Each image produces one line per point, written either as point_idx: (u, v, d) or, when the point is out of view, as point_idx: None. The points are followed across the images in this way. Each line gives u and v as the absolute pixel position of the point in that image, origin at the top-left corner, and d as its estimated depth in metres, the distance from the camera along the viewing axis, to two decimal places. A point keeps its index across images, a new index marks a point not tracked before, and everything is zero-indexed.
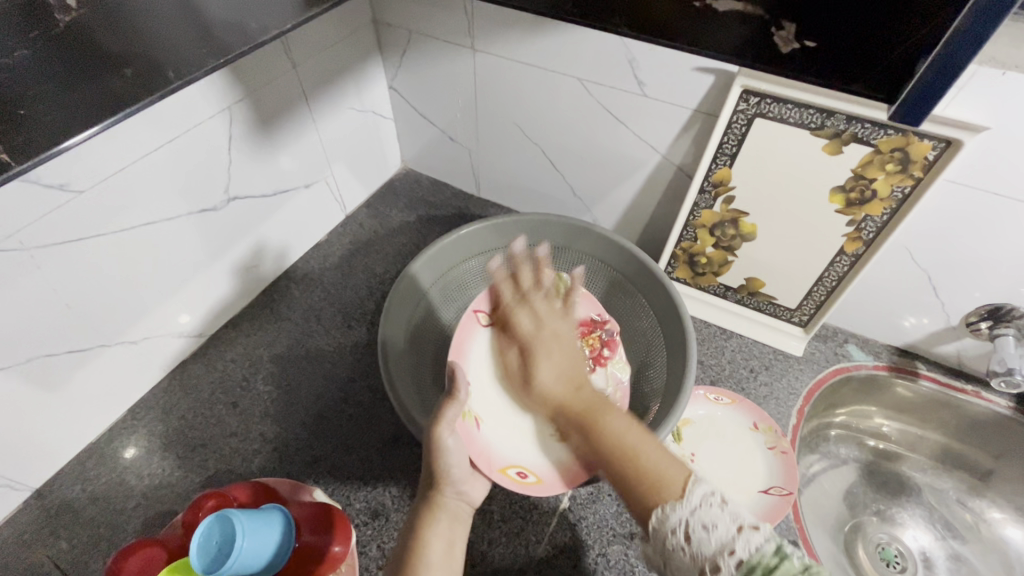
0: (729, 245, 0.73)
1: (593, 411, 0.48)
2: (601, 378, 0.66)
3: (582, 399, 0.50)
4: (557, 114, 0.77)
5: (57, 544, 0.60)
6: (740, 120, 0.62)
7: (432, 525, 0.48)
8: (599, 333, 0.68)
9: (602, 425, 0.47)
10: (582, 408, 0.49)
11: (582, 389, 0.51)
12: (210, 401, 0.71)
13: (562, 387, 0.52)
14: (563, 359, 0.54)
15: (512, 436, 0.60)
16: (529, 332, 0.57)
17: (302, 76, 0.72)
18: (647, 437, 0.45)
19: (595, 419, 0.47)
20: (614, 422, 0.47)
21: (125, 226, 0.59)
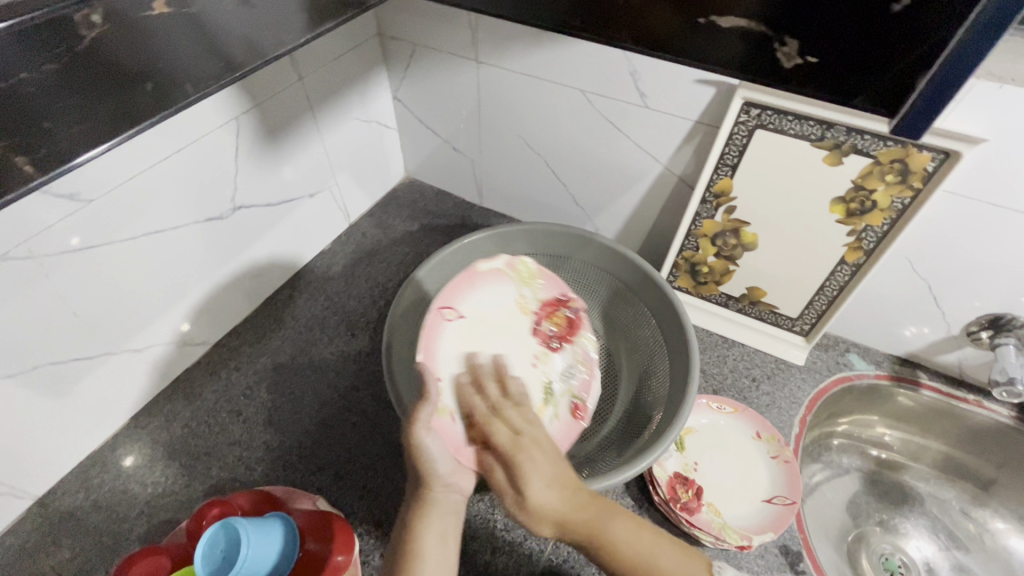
0: (731, 254, 0.74)
1: (597, 513, 0.50)
2: (569, 358, 0.66)
3: (585, 514, 0.50)
4: (559, 125, 0.78)
5: (60, 553, 0.60)
6: (741, 132, 0.63)
7: (424, 523, 0.50)
8: (566, 311, 0.67)
9: (610, 539, 0.48)
10: (589, 518, 0.49)
11: (580, 496, 0.51)
12: (214, 409, 0.71)
13: (562, 504, 0.50)
14: (549, 467, 0.52)
15: None
16: (509, 443, 0.53)
17: (308, 87, 0.73)
18: (660, 543, 0.49)
19: (602, 529, 0.49)
20: (620, 530, 0.49)
21: (133, 235, 0.59)
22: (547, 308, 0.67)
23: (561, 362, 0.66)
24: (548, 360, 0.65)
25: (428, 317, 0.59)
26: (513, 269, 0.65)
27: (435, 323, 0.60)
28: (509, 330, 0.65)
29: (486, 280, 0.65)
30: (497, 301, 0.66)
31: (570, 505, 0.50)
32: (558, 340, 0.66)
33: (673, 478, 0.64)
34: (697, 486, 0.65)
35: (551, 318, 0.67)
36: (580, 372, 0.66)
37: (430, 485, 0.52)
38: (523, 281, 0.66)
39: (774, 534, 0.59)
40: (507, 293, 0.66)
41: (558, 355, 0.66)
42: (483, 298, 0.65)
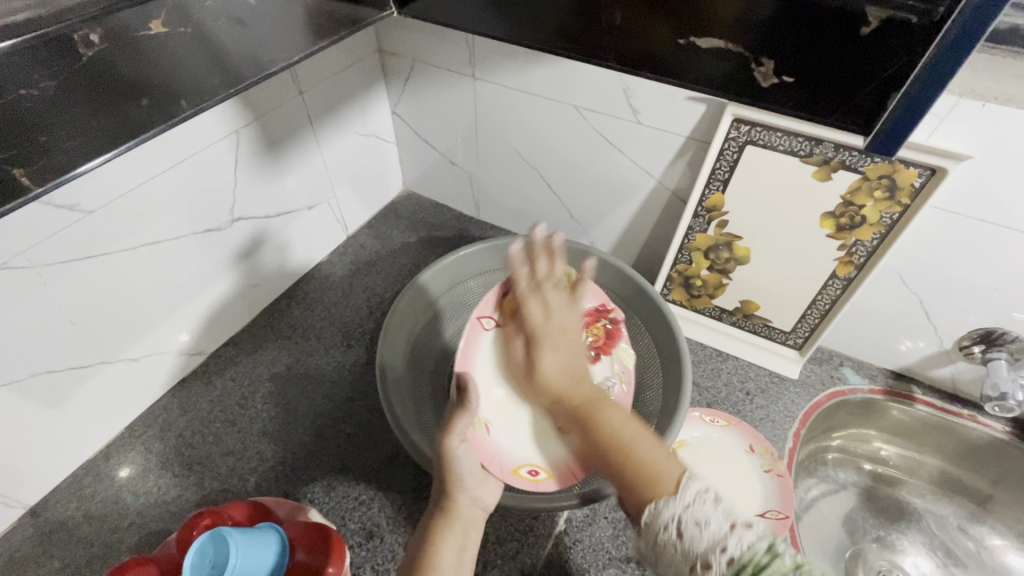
0: (724, 268, 0.75)
1: (592, 399, 0.49)
2: (605, 369, 0.66)
3: (584, 394, 0.50)
4: (554, 140, 0.79)
5: (50, 562, 0.59)
6: (731, 148, 0.64)
7: (444, 538, 0.48)
8: (604, 322, 0.70)
9: (598, 421, 0.47)
10: (588, 398, 0.49)
11: (585, 382, 0.51)
12: (209, 419, 0.71)
13: (566, 387, 0.51)
14: (568, 352, 0.53)
15: (517, 434, 0.61)
16: (538, 323, 0.54)
17: (308, 102, 0.75)
18: (645, 435, 0.45)
19: (591, 410, 0.48)
20: (613, 416, 0.48)
21: (132, 245, 0.60)
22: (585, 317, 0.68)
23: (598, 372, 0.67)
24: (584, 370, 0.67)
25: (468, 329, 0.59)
26: None
27: (475, 334, 0.60)
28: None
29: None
30: None
31: (579, 386, 0.50)
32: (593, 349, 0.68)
33: None
34: None
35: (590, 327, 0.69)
36: (616, 385, 0.66)
37: (452, 494, 0.50)
38: None
39: None
40: None
41: (593, 365, 0.67)
42: None
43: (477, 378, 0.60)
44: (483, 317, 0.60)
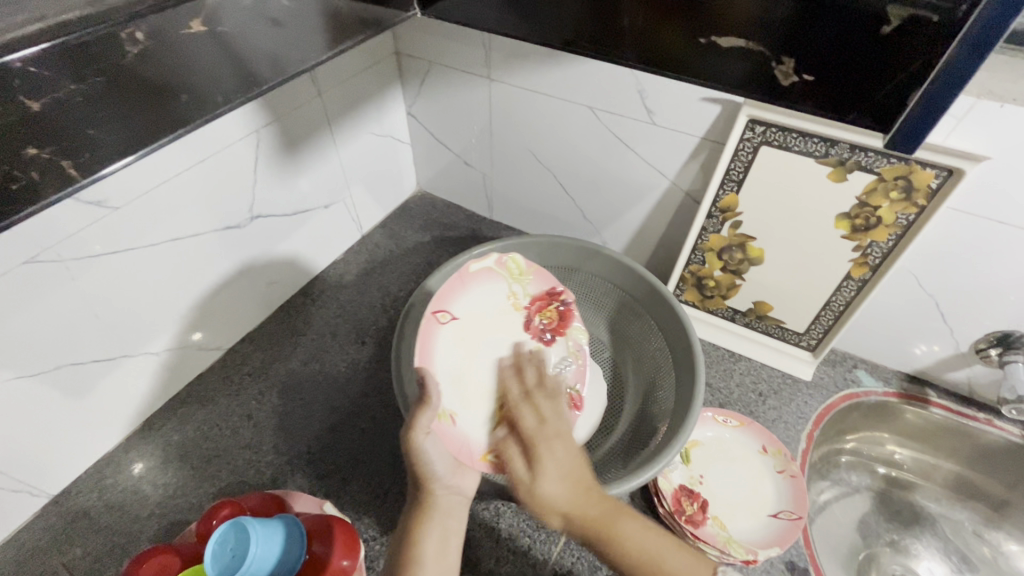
0: (737, 268, 0.75)
1: (607, 516, 0.49)
2: (560, 349, 0.66)
3: (595, 505, 0.50)
4: (567, 141, 0.80)
5: (72, 550, 0.61)
6: (746, 148, 0.64)
7: (425, 528, 0.51)
8: (557, 305, 0.67)
9: (615, 533, 0.48)
10: (597, 515, 0.49)
11: (594, 493, 0.51)
12: (226, 414, 0.72)
13: (572, 501, 0.50)
14: (567, 458, 0.53)
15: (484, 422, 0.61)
16: (534, 428, 0.56)
17: (326, 102, 0.76)
18: (664, 539, 0.49)
19: (609, 529, 0.48)
20: (630, 529, 0.49)
21: (155, 240, 0.62)
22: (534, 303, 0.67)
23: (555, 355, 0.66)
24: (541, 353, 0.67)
25: (423, 322, 0.60)
26: (502, 267, 0.66)
27: (431, 328, 0.61)
28: (502, 327, 0.66)
29: (478, 279, 0.65)
30: (491, 300, 0.66)
31: (590, 502, 0.50)
32: (548, 332, 0.67)
33: (678, 491, 0.64)
34: (702, 499, 0.65)
35: (542, 312, 0.67)
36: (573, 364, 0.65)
37: (430, 487, 0.53)
38: (513, 278, 0.66)
39: (780, 549, 0.59)
40: (497, 292, 0.66)
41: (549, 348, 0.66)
42: (477, 299, 0.65)
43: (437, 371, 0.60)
44: (437, 312, 0.62)
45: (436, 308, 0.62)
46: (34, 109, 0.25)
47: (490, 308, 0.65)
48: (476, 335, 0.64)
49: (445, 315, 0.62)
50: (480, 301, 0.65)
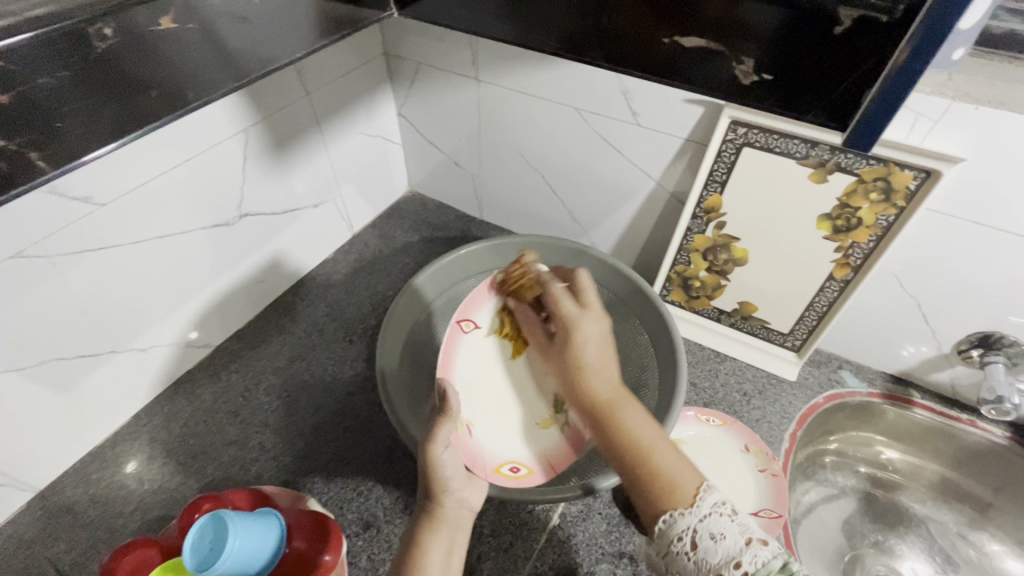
0: (722, 269, 0.75)
1: (616, 398, 0.48)
2: None
3: (606, 389, 0.48)
4: (555, 141, 0.80)
5: (57, 545, 0.61)
6: (729, 149, 0.65)
7: (433, 538, 0.48)
8: None
9: (619, 419, 0.46)
10: (607, 396, 0.48)
11: (613, 377, 0.49)
12: (212, 410, 0.73)
13: (586, 367, 0.49)
14: (597, 343, 0.50)
15: (501, 436, 0.64)
16: (572, 313, 0.51)
17: (315, 102, 0.77)
18: (665, 443, 0.45)
19: (613, 406, 0.47)
20: (635, 419, 0.46)
21: (143, 237, 0.62)
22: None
23: None
24: None
25: (449, 331, 0.62)
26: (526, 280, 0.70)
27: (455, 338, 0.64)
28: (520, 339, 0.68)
29: None
30: (512, 311, 0.69)
31: (609, 381, 0.49)
32: None
33: None
34: None
35: None
36: None
37: (438, 496, 0.49)
38: None
39: None
40: None
41: None
42: (500, 309, 0.68)
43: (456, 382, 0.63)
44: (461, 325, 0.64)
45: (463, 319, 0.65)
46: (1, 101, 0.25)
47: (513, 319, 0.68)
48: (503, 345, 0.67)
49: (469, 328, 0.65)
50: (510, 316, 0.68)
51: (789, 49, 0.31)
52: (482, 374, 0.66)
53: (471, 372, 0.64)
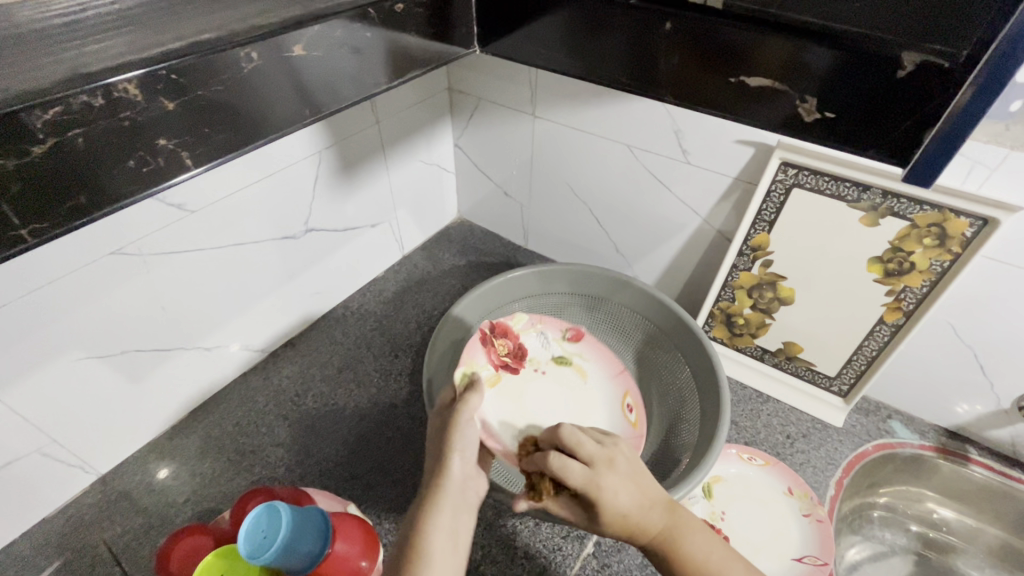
0: (767, 307, 0.75)
1: (673, 526, 0.47)
2: (538, 342, 0.76)
3: (660, 527, 0.47)
4: (604, 175, 0.84)
5: (113, 528, 0.64)
6: (778, 190, 0.67)
7: (438, 511, 0.45)
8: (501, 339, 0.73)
9: (683, 548, 0.46)
10: (664, 527, 0.47)
11: (659, 505, 0.47)
12: (263, 413, 0.76)
13: (639, 517, 0.46)
14: (631, 497, 0.46)
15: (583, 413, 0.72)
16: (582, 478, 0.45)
17: (383, 130, 0.83)
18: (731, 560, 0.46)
19: (676, 538, 0.47)
20: (696, 542, 0.47)
21: (222, 243, 0.68)
22: (494, 358, 0.71)
23: (533, 341, 0.76)
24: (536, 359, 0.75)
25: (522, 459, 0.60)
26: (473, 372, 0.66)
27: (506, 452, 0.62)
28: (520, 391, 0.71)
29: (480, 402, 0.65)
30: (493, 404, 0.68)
31: (659, 510, 0.47)
32: (515, 353, 0.73)
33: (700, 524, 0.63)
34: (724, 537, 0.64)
35: (501, 351, 0.72)
36: (552, 334, 0.77)
37: (450, 463, 0.48)
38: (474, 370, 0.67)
39: None
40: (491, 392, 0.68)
41: (528, 339, 0.76)
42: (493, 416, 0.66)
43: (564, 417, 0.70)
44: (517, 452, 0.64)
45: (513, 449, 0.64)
46: (168, 108, 0.29)
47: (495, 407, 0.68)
48: (513, 404, 0.70)
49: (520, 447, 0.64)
50: (492, 407, 0.67)
51: (847, 93, 0.33)
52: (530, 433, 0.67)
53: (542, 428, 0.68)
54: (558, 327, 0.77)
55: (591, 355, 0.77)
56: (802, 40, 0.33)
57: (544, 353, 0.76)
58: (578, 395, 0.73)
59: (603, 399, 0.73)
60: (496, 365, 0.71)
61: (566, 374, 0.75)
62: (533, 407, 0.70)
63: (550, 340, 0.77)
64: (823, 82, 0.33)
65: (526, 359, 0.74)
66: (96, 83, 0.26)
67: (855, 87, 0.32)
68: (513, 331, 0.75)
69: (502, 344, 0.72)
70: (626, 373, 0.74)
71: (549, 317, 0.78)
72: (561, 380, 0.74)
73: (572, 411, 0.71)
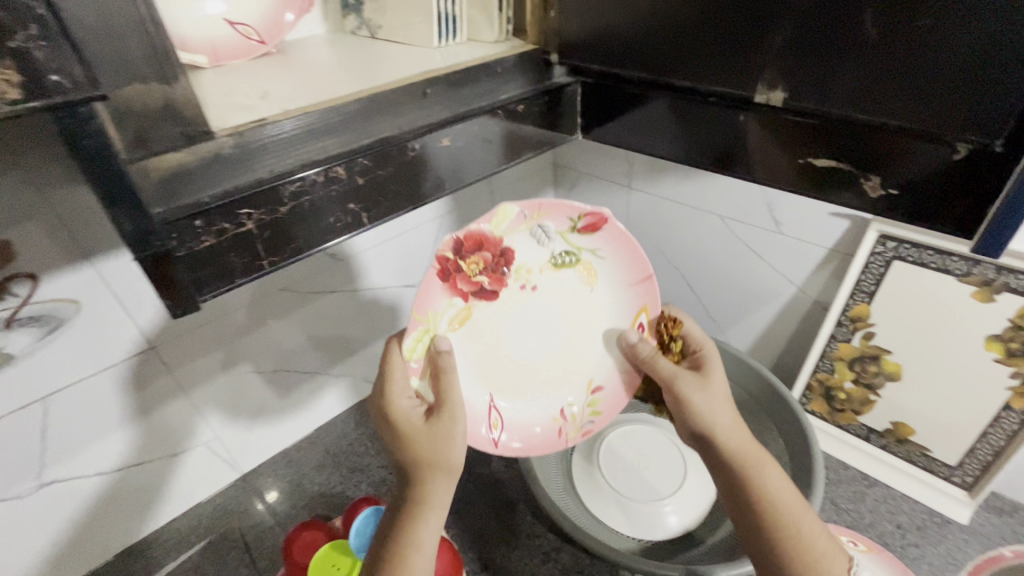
0: (870, 382, 0.72)
1: (754, 458, 0.50)
2: (526, 244, 0.57)
3: (744, 451, 0.50)
4: (697, 243, 0.88)
5: (248, 519, 0.76)
6: (878, 262, 0.67)
7: (422, 523, 0.46)
8: (473, 262, 0.54)
9: (757, 478, 0.49)
10: (746, 453, 0.50)
11: (747, 435, 0.52)
12: (374, 436, 0.86)
13: (729, 430, 0.51)
14: (722, 408, 0.52)
15: (585, 344, 0.59)
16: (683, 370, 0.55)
17: (495, 199, 0.96)
18: (800, 506, 0.48)
19: (755, 464, 0.49)
20: (774, 478, 0.49)
21: (360, 287, 0.82)
22: (463, 287, 0.55)
23: (522, 240, 0.57)
24: (524, 271, 0.58)
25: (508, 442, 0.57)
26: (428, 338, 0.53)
27: (489, 413, 0.57)
28: (496, 327, 0.58)
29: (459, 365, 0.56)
30: (466, 352, 0.56)
31: (743, 439, 0.51)
32: (490, 270, 0.55)
33: None
34: None
35: (469, 272, 0.54)
36: (545, 225, 0.56)
37: (434, 475, 0.46)
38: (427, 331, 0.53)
39: None
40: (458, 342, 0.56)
41: (513, 242, 0.56)
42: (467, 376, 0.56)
43: (554, 356, 0.59)
44: (494, 411, 0.57)
45: (488, 408, 0.57)
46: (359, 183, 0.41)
47: (466, 358, 0.56)
48: (492, 336, 0.58)
49: (496, 406, 0.57)
50: (465, 351, 0.56)
51: (907, 174, 0.38)
52: (513, 373, 0.58)
53: (520, 373, 0.59)
54: (565, 219, 0.56)
55: (605, 251, 0.58)
56: (863, 130, 0.38)
57: (538, 255, 0.58)
58: (579, 309, 0.59)
59: (609, 315, 0.59)
60: (468, 294, 0.56)
61: (568, 279, 0.59)
62: (520, 332, 0.59)
63: (550, 235, 0.57)
64: (885, 165, 0.38)
65: (513, 266, 0.57)
66: (322, 167, 0.39)
67: (913, 170, 0.38)
68: (492, 237, 0.54)
69: (473, 263, 0.54)
70: (648, 283, 0.56)
71: (549, 204, 0.55)
72: (559, 289, 0.59)
73: (569, 329, 0.59)
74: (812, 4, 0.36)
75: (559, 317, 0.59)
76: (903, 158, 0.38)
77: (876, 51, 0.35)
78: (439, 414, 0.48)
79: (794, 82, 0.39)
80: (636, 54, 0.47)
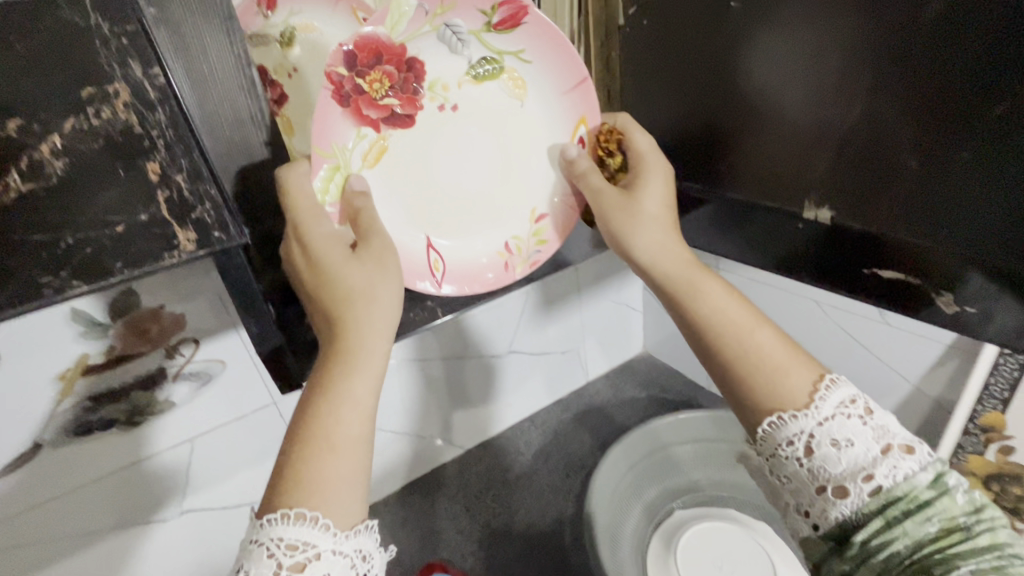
0: (1016, 504, 0.63)
1: (685, 274, 0.45)
2: (436, 50, 0.49)
3: (673, 269, 0.46)
4: (795, 328, 0.81)
5: None
6: (1009, 364, 0.60)
7: (336, 380, 0.38)
8: (374, 76, 0.46)
9: (692, 293, 0.44)
10: (677, 272, 0.46)
11: (681, 253, 0.47)
12: (452, 500, 0.89)
13: (653, 245, 0.47)
14: (649, 228, 0.48)
15: (527, 169, 0.55)
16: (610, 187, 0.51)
17: (580, 276, 0.98)
18: (752, 321, 0.42)
19: (686, 278, 0.45)
20: (714, 292, 0.44)
21: (445, 356, 0.86)
22: (367, 114, 0.47)
23: (431, 48, 0.48)
24: (440, 90, 0.50)
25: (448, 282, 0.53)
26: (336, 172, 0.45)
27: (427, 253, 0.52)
28: (423, 160, 0.51)
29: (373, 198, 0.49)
30: (384, 192, 0.50)
31: (673, 259, 0.47)
32: (396, 88, 0.47)
33: None
34: None
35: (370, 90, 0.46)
36: (458, 26, 0.48)
37: (349, 311, 0.40)
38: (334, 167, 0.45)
39: None
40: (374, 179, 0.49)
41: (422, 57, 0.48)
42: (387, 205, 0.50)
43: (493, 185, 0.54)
44: (433, 253, 0.52)
45: (426, 250, 0.52)
46: None
47: (386, 194, 0.50)
48: (415, 171, 0.51)
49: (436, 247, 0.53)
50: (391, 189, 0.50)
51: (984, 295, 0.40)
52: (451, 211, 0.53)
53: (452, 210, 0.53)
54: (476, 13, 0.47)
55: (531, 52, 0.51)
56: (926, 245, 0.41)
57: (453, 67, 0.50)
58: (511, 127, 0.53)
59: (546, 127, 0.54)
60: (379, 122, 0.48)
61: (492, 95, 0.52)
62: (451, 162, 0.52)
63: (462, 37, 0.48)
64: (953, 282, 0.41)
65: (425, 84, 0.49)
66: None
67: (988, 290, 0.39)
68: (392, 44, 0.46)
69: (376, 81, 0.46)
70: (586, 85, 0.51)
71: None
72: (487, 105, 0.52)
73: (503, 154, 0.54)
74: (852, 145, 0.41)
75: (494, 146, 0.53)
76: (970, 276, 0.40)
77: (918, 185, 0.39)
78: (368, 243, 0.43)
79: (842, 204, 0.44)
80: (694, 166, 0.54)
